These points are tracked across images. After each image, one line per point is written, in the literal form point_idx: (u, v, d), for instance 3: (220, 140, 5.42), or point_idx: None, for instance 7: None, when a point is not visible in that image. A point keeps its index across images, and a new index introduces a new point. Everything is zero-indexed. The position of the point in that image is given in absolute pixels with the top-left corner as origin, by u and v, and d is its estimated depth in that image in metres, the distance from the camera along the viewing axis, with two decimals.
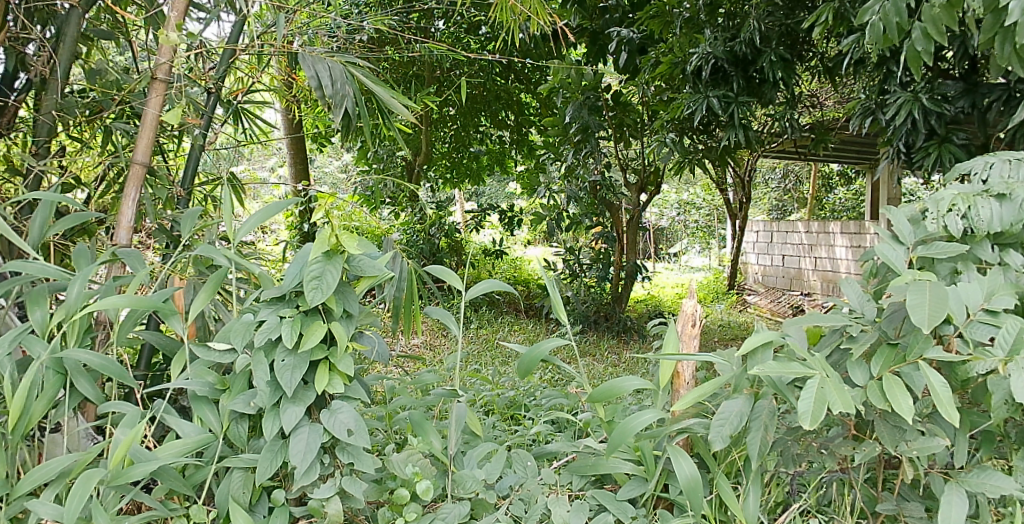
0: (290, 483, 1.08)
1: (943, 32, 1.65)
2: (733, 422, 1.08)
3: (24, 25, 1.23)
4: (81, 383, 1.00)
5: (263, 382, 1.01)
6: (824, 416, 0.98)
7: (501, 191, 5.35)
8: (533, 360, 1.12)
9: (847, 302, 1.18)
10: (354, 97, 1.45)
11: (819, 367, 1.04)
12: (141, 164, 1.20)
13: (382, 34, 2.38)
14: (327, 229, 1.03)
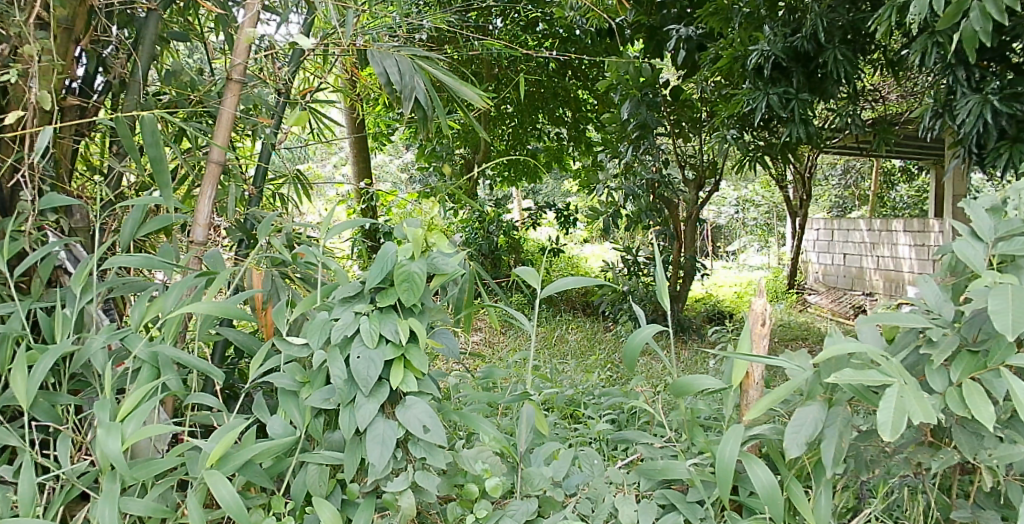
0: (365, 476, 1.10)
1: (1002, 9, 1.74)
2: (807, 430, 1.06)
3: (106, 28, 1.25)
4: (171, 378, 1.05)
5: (340, 377, 1.03)
6: (904, 429, 0.95)
7: (559, 189, 5.32)
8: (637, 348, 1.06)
9: (921, 299, 1.14)
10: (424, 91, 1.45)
11: (899, 373, 1.00)
12: (218, 162, 1.22)
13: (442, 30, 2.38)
14: (422, 231, 1.06)
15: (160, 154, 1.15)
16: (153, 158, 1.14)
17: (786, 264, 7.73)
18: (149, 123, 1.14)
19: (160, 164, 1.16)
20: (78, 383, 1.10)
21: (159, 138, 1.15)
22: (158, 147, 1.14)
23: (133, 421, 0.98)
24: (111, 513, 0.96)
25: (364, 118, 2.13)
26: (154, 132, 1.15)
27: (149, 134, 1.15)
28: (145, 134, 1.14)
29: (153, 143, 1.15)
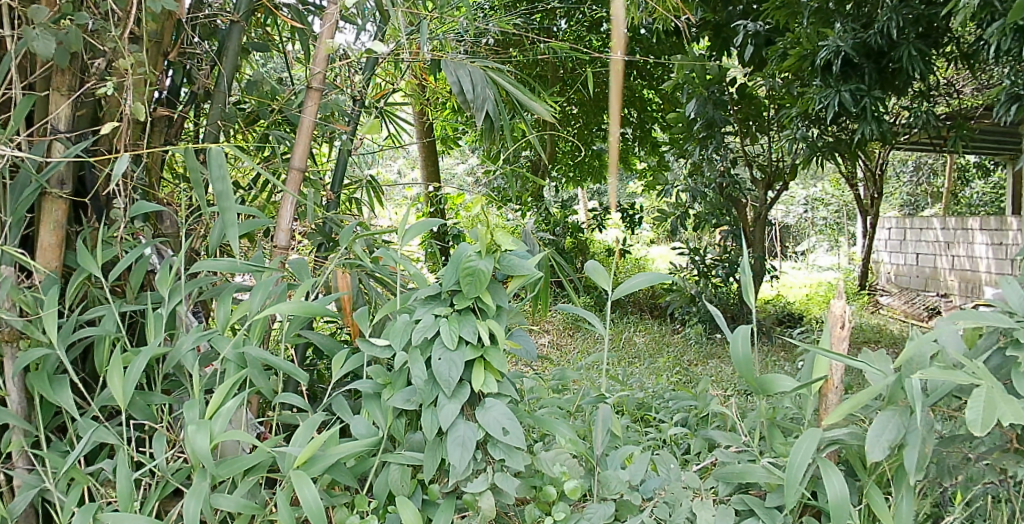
0: (446, 477, 1.13)
1: None
2: (891, 429, 1.01)
3: (192, 40, 1.29)
4: (257, 379, 1.07)
5: (421, 379, 1.06)
6: (994, 425, 0.92)
7: (621, 190, 5.29)
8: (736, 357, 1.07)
9: (1004, 299, 1.08)
10: (494, 102, 1.48)
11: (986, 374, 0.97)
12: (299, 169, 1.25)
13: (510, 34, 2.38)
14: (486, 226, 1.08)
15: (226, 191, 1.05)
16: (216, 196, 1.04)
17: (857, 265, 7.52)
18: (218, 158, 1.04)
19: (225, 200, 1.06)
20: (170, 383, 1.13)
21: (227, 173, 1.04)
22: (224, 184, 1.04)
23: (220, 419, 1.01)
24: (197, 506, 1.00)
25: (435, 122, 2.15)
26: (222, 168, 1.04)
27: (218, 168, 1.04)
28: (212, 171, 1.03)
29: (221, 176, 1.05)
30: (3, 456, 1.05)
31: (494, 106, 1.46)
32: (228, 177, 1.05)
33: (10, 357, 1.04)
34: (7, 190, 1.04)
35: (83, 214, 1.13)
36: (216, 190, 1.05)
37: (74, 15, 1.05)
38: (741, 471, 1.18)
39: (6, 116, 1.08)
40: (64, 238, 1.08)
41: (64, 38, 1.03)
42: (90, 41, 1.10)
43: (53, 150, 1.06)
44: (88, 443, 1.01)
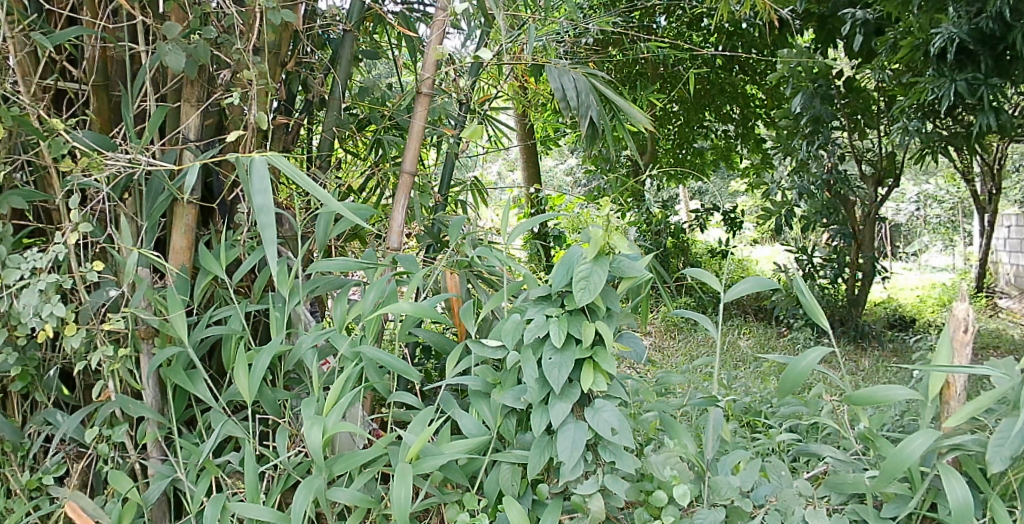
0: (555, 478, 1.15)
1: None
2: (1013, 441, 0.96)
3: (309, 49, 1.34)
4: (372, 376, 1.10)
5: (532, 378, 1.08)
6: None
7: (722, 188, 5.16)
8: (800, 374, 1.06)
9: None
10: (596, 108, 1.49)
11: None
12: (410, 173, 1.28)
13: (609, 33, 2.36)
14: (600, 229, 1.09)
15: (268, 205, 1.00)
16: (256, 210, 0.99)
17: (973, 266, 7.11)
18: (259, 171, 1.00)
19: (267, 217, 1.00)
20: (291, 380, 1.16)
21: (269, 186, 1.00)
22: (265, 197, 0.99)
23: (334, 414, 1.04)
24: (306, 502, 1.02)
25: (537, 124, 2.15)
26: (262, 179, 1.00)
27: (258, 182, 1.00)
28: (251, 183, 0.99)
29: (261, 190, 1.00)
30: (140, 448, 1.10)
31: (595, 113, 1.48)
32: (268, 190, 1.00)
33: (145, 356, 1.08)
34: (142, 197, 1.08)
35: (210, 219, 1.17)
36: (255, 203, 0.99)
37: (203, 29, 1.10)
38: (852, 481, 1.15)
39: (140, 127, 1.13)
40: (193, 241, 1.11)
41: (193, 50, 1.08)
42: (216, 53, 1.14)
43: (183, 158, 1.10)
44: (218, 436, 1.05)
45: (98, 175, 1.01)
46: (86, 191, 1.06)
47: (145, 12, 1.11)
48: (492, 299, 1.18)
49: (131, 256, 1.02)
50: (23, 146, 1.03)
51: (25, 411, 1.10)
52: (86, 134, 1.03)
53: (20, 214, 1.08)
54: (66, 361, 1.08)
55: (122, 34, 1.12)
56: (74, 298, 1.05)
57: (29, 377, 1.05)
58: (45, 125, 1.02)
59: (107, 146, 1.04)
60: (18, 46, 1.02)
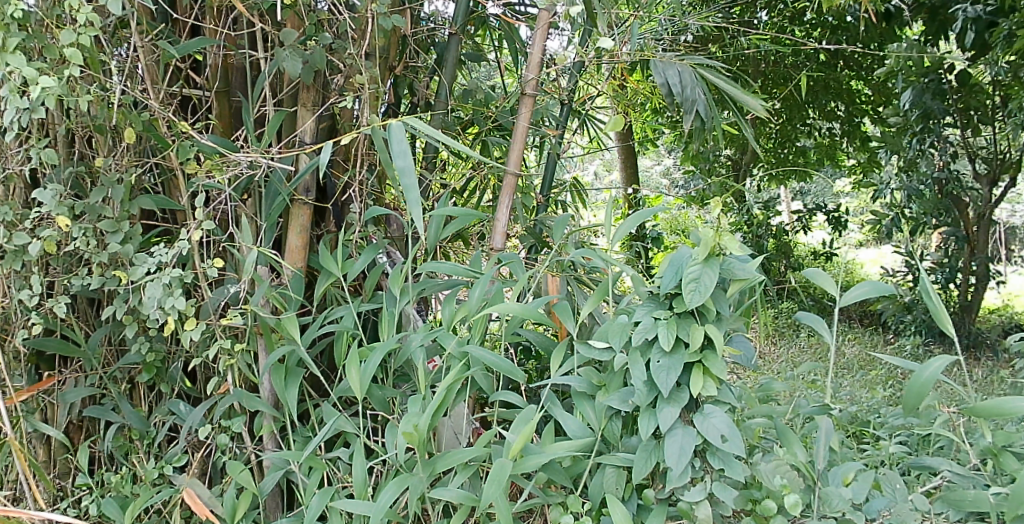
0: (661, 483, 1.14)
1: None
2: None
3: (416, 52, 1.35)
4: (479, 376, 1.10)
5: (641, 381, 1.08)
6: None
7: (825, 189, 4.99)
8: (922, 386, 0.99)
9: None
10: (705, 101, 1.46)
11: None
12: (514, 174, 1.29)
13: (710, 29, 2.31)
14: (710, 229, 1.07)
15: (408, 167, 1.01)
16: (399, 173, 1.00)
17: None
18: (397, 134, 1.01)
19: (408, 179, 1.01)
20: (398, 378, 1.18)
21: (407, 148, 1.01)
22: (405, 159, 1.00)
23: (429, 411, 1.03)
24: (394, 495, 1.01)
25: (638, 123, 2.12)
26: (401, 142, 1.00)
27: (397, 145, 1.01)
28: (392, 148, 1.00)
29: (400, 153, 1.01)
30: (255, 440, 1.12)
31: (704, 105, 1.45)
32: (408, 152, 1.01)
33: (262, 350, 1.10)
34: (261, 198, 1.12)
35: (322, 220, 1.20)
36: (397, 167, 1.00)
37: (319, 36, 1.13)
38: (973, 500, 1.09)
39: (259, 131, 1.16)
40: (308, 241, 1.15)
41: (310, 56, 1.11)
42: (330, 59, 1.17)
43: (300, 161, 1.12)
44: (330, 431, 1.06)
45: (221, 177, 1.05)
46: (209, 193, 1.09)
47: (264, 20, 1.15)
48: (592, 297, 1.14)
49: (253, 254, 1.05)
50: (151, 150, 1.06)
51: (151, 401, 1.12)
52: (211, 138, 1.05)
53: (146, 216, 1.12)
54: (189, 354, 1.10)
55: (242, 42, 1.15)
56: (197, 294, 1.09)
57: (155, 370, 1.08)
58: (173, 130, 1.05)
59: (230, 149, 1.06)
60: (148, 54, 1.06)
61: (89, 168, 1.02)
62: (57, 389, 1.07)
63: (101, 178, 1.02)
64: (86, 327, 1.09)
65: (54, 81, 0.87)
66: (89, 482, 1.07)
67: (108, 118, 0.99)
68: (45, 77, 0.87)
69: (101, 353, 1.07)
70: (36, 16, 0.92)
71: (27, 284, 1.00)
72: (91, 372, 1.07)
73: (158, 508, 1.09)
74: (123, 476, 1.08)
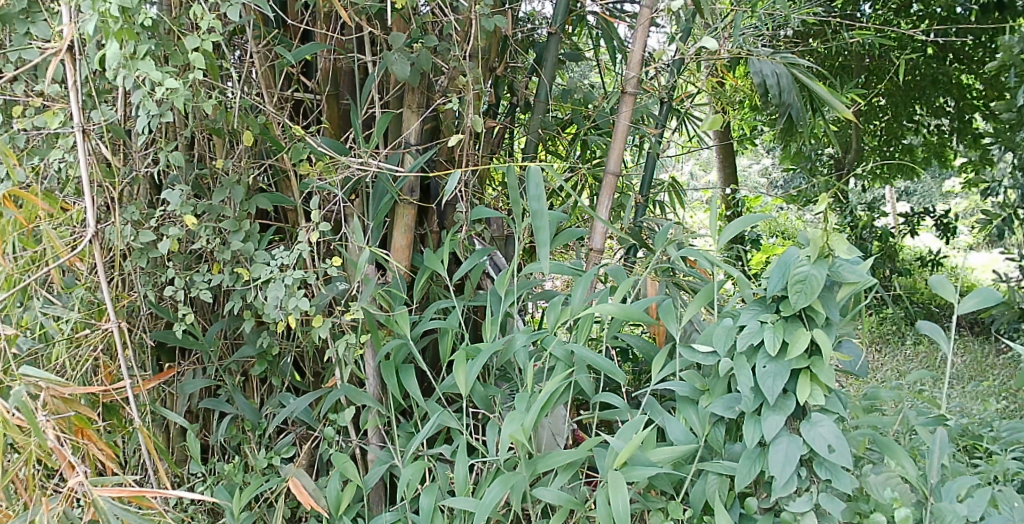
0: (765, 493, 1.11)
1: None
2: None
3: (517, 53, 1.36)
4: (581, 377, 1.09)
5: (746, 387, 1.05)
6: None
7: (933, 189, 4.74)
8: None
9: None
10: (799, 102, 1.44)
11: None
12: (615, 173, 1.28)
13: (815, 23, 2.23)
14: (818, 230, 1.03)
15: (540, 210, 1.12)
16: (531, 215, 1.12)
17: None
18: (533, 180, 1.10)
19: (540, 219, 1.13)
20: (500, 377, 1.19)
21: (542, 193, 1.11)
22: (538, 206, 1.10)
23: (532, 411, 1.02)
24: (502, 491, 1.02)
25: (740, 120, 2.06)
26: (536, 189, 1.10)
27: (533, 188, 1.11)
28: (527, 192, 1.11)
29: (536, 195, 1.11)
30: (360, 434, 1.14)
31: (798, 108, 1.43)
32: (541, 200, 1.11)
33: (371, 347, 1.12)
34: (369, 198, 1.14)
35: (426, 220, 1.22)
36: (530, 208, 1.12)
37: (424, 38, 1.15)
38: None
39: (366, 133, 1.18)
40: (412, 241, 1.17)
41: (415, 59, 1.13)
42: (435, 60, 1.19)
43: (406, 161, 1.14)
44: (434, 427, 1.07)
45: (332, 179, 1.07)
46: (321, 194, 1.12)
47: (372, 24, 1.17)
48: (693, 301, 1.12)
49: (363, 253, 1.07)
50: (266, 152, 1.10)
51: (263, 394, 1.16)
52: (323, 140, 1.08)
53: (260, 215, 1.15)
54: (299, 348, 1.13)
55: (350, 46, 1.17)
56: (307, 291, 1.12)
57: (267, 363, 1.11)
58: (287, 132, 1.08)
59: (340, 151, 1.09)
60: (263, 59, 1.09)
61: (209, 169, 1.06)
62: (176, 380, 1.12)
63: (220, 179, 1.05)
64: (203, 322, 1.13)
65: (179, 85, 0.89)
66: (204, 470, 1.11)
67: (228, 120, 1.01)
68: (171, 81, 0.89)
69: (217, 346, 1.11)
70: (162, 24, 0.95)
71: (152, 280, 1.05)
72: (209, 365, 1.11)
73: (268, 498, 1.13)
74: (235, 465, 1.11)
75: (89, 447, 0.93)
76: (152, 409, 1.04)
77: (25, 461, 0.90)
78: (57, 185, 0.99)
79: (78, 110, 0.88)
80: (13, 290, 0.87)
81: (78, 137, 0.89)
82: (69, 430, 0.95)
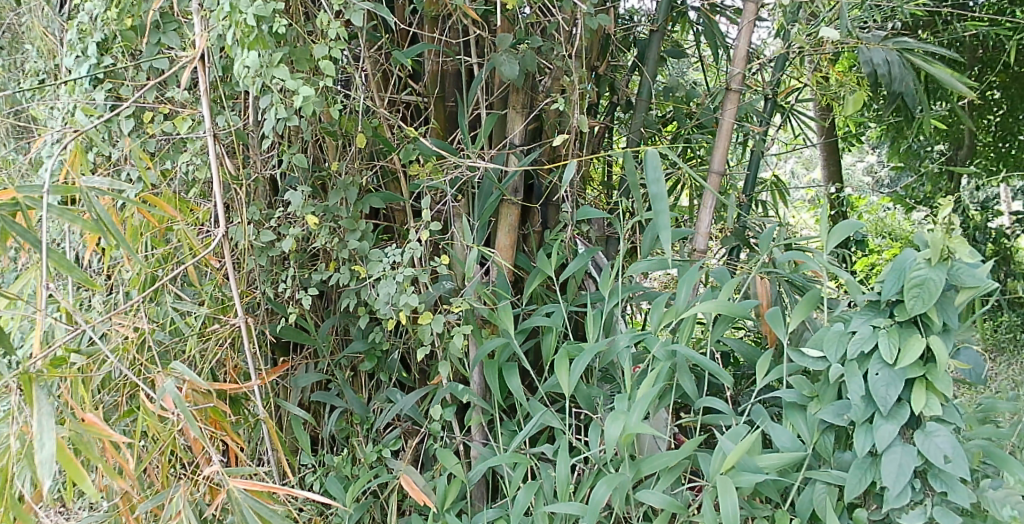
0: (876, 504, 1.07)
1: None
2: None
3: (619, 51, 1.35)
4: (685, 381, 1.08)
5: (857, 395, 1.02)
6: None
7: None
8: None
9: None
10: (912, 91, 1.36)
11: None
12: (719, 173, 1.26)
13: (926, 14, 2.13)
14: (939, 231, 0.99)
15: (661, 194, 1.12)
16: (653, 198, 1.12)
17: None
18: (654, 160, 1.12)
19: (660, 204, 1.13)
20: (602, 378, 1.19)
21: (662, 176, 1.12)
22: (660, 185, 1.12)
23: (638, 412, 1.02)
24: (608, 494, 1.02)
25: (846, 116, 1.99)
26: (659, 169, 1.12)
27: (654, 170, 1.13)
28: (649, 173, 1.12)
29: (656, 180, 1.13)
30: (464, 430, 1.16)
31: (912, 97, 1.36)
32: (663, 181, 1.12)
33: (474, 346, 1.13)
34: (474, 198, 1.15)
35: (529, 219, 1.22)
36: (652, 191, 1.12)
37: (530, 39, 1.15)
38: None
39: (471, 134, 1.20)
40: (516, 240, 1.17)
41: (521, 60, 1.13)
42: (539, 61, 1.19)
43: (511, 161, 1.15)
44: (536, 426, 1.07)
45: (441, 179, 1.09)
46: (430, 194, 1.14)
47: (478, 25, 1.18)
48: (800, 304, 1.09)
49: (472, 253, 1.08)
50: (377, 154, 1.12)
51: (371, 389, 1.19)
52: (432, 141, 1.09)
53: (369, 216, 1.18)
54: (406, 345, 1.15)
55: (457, 48, 1.19)
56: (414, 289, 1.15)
57: (376, 359, 1.14)
58: (397, 134, 1.10)
59: (449, 151, 1.10)
60: (375, 63, 1.12)
61: (324, 171, 1.09)
62: (290, 374, 1.16)
63: (335, 180, 1.08)
64: (316, 317, 1.17)
65: (301, 92, 0.92)
66: (315, 461, 1.15)
67: (344, 124, 1.04)
68: (295, 87, 0.92)
69: (329, 341, 1.14)
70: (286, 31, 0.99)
71: (270, 278, 1.09)
72: (321, 359, 1.15)
73: (374, 490, 1.16)
74: (344, 457, 1.14)
75: (221, 436, 0.98)
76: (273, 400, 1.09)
77: (167, 445, 0.95)
78: (186, 187, 1.04)
79: (208, 114, 0.89)
80: (150, 289, 0.90)
81: (208, 140, 0.92)
82: (209, 422, 1.00)
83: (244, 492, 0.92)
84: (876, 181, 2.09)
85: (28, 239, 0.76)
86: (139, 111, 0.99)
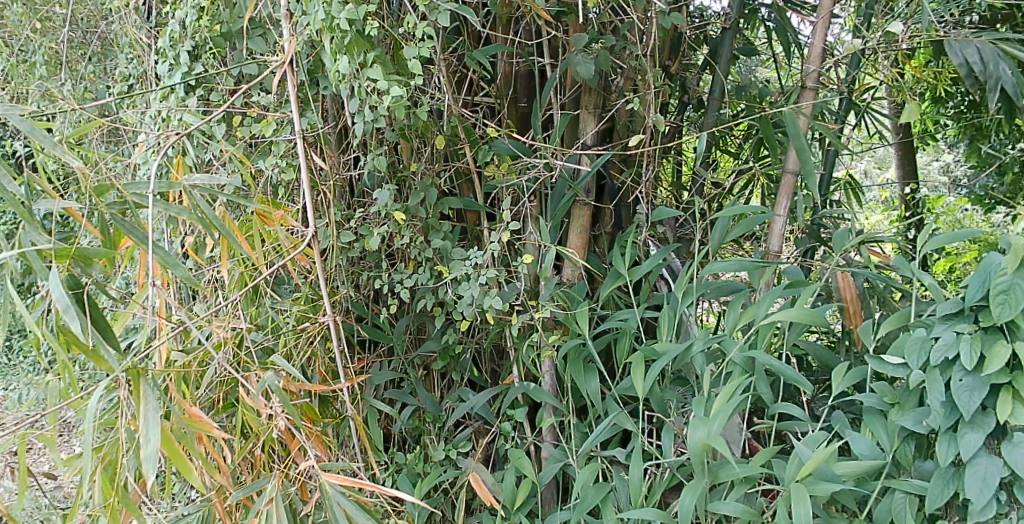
0: (959, 516, 1.04)
1: None
2: None
3: (691, 50, 1.33)
4: (762, 386, 1.06)
5: (939, 402, 0.99)
6: None
7: None
8: None
9: None
10: (1013, 80, 1.22)
11: None
12: (794, 172, 1.24)
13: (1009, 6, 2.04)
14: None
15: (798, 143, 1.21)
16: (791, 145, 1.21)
17: None
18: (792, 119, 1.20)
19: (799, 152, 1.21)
20: (676, 381, 1.17)
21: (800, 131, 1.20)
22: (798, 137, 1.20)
23: (720, 419, 1.01)
24: (693, 503, 1.01)
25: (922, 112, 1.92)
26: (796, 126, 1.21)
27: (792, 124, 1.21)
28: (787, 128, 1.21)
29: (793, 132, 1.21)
30: (535, 431, 1.16)
31: (1013, 86, 1.21)
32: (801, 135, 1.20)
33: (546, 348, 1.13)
34: (547, 199, 1.14)
35: (601, 220, 1.22)
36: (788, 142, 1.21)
37: (604, 39, 1.14)
38: None
39: (544, 134, 1.20)
40: (588, 241, 1.17)
41: (595, 60, 1.13)
42: (612, 60, 1.18)
43: (584, 162, 1.15)
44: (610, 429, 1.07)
45: (516, 180, 1.10)
46: (505, 194, 1.14)
47: (551, 26, 1.18)
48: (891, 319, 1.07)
49: (551, 253, 1.08)
50: (452, 155, 1.13)
51: (443, 387, 1.20)
52: (507, 141, 1.10)
53: (443, 217, 1.20)
54: (478, 344, 1.16)
55: (530, 49, 1.19)
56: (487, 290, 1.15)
57: (448, 358, 1.15)
58: (472, 135, 1.11)
59: (524, 151, 1.10)
60: (450, 65, 1.12)
61: (400, 172, 1.11)
62: (365, 372, 1.18)
63: (411, 181, 1.10)
64: (390, 316, 1.19)
65: (383, 94, 0.94)
66: (388, 458, 1.17)
67: (421, 125, 1.05)
68: (376, 89, 0.93)
69: (403, 340, 1.16)
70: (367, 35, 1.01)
71: (348, 277, 1.11)
72: (396, 357, 1.17)
73: (446, 488, 1.17)
74: (417, 455, 1.16)
75: (312, 434, 1.02)
76: (361, 398, 1.12)
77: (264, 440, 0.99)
78: (269, 188, 1.07)
79: (297, 116, 0.91)
80: (244, 289, 0.93)
81: (297, 143, 0.94)
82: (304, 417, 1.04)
83: (334, 488, 0.94)
84: (952, 180, 2.02)
85: (133, 238, 0.82)
86: (227, 115, 1.03)
